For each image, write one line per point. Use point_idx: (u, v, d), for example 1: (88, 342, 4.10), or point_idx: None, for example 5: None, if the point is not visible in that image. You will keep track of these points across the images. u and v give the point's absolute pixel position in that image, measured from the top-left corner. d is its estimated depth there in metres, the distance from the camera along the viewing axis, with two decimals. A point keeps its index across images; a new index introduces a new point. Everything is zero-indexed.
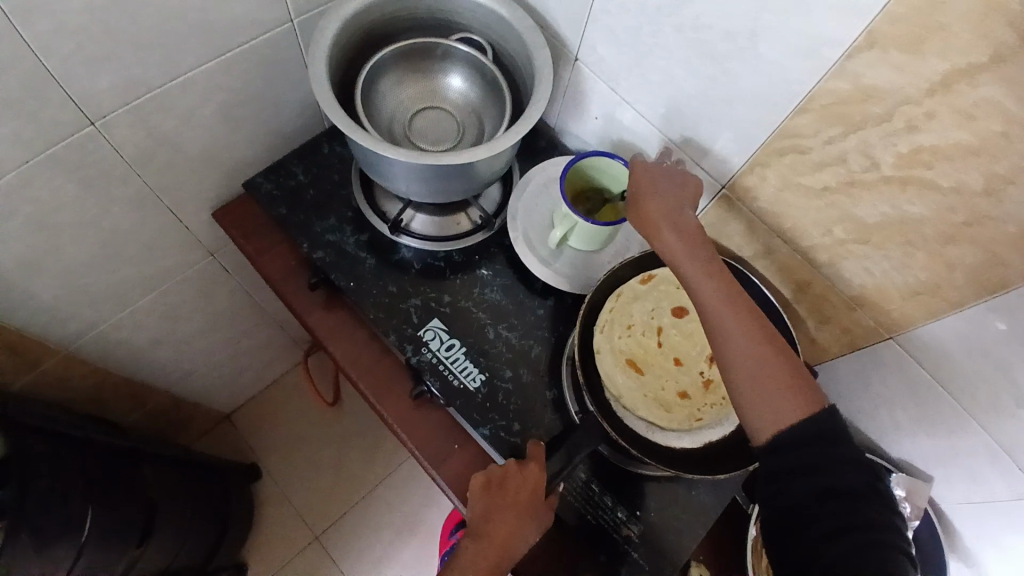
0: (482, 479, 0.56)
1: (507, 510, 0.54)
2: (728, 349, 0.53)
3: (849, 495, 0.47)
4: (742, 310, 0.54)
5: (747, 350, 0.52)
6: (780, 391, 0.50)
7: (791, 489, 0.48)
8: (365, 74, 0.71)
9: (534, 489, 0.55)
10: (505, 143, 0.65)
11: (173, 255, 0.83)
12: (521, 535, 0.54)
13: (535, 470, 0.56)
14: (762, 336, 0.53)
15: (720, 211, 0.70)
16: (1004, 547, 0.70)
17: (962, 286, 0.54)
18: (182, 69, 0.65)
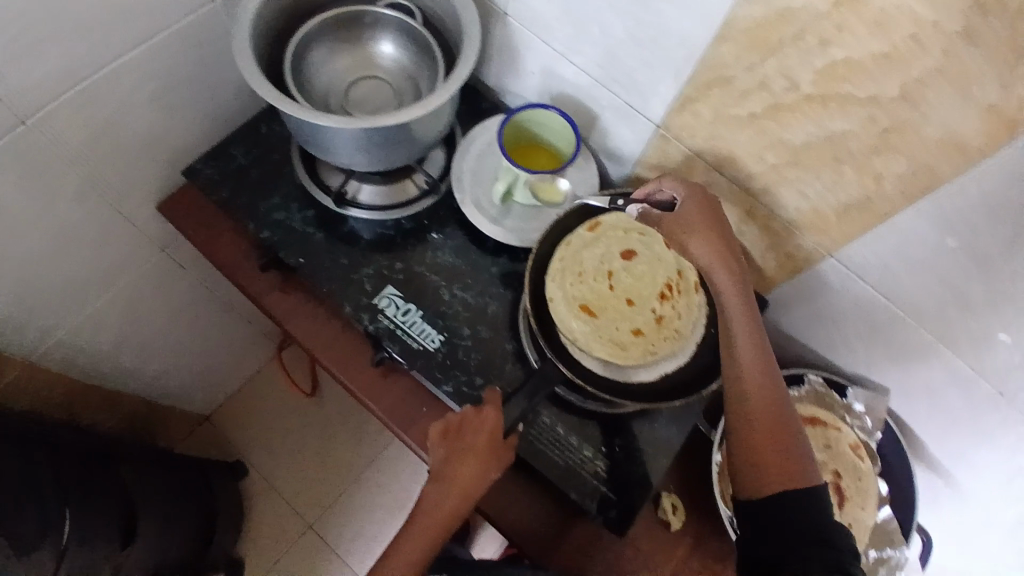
0: (441, 427, 0.59)
1: (467, 454, 0.57)
2: (747, 413, 0.57)
3: (834, 547, 0.49)
4: (768, 380, 0.58)
5: (766, 420, 0.56)
6: (778, 467, 0.54)
7: (777, 531, 0.51)
8: (295, 45, 0.69)
9: (491, 433, 0.57)
10: (437, 99, 0.63)
11: (123, 251, 0.83)
12: (482, 477, 0.57)
13: (491, 414, 0.58)
14: (780, 412, 0.56)
15: (659, 151, 0.70)
16: (966, 452, 0.72)
17: (892, 197, 0.55)
18: (103, 59, 0.63)
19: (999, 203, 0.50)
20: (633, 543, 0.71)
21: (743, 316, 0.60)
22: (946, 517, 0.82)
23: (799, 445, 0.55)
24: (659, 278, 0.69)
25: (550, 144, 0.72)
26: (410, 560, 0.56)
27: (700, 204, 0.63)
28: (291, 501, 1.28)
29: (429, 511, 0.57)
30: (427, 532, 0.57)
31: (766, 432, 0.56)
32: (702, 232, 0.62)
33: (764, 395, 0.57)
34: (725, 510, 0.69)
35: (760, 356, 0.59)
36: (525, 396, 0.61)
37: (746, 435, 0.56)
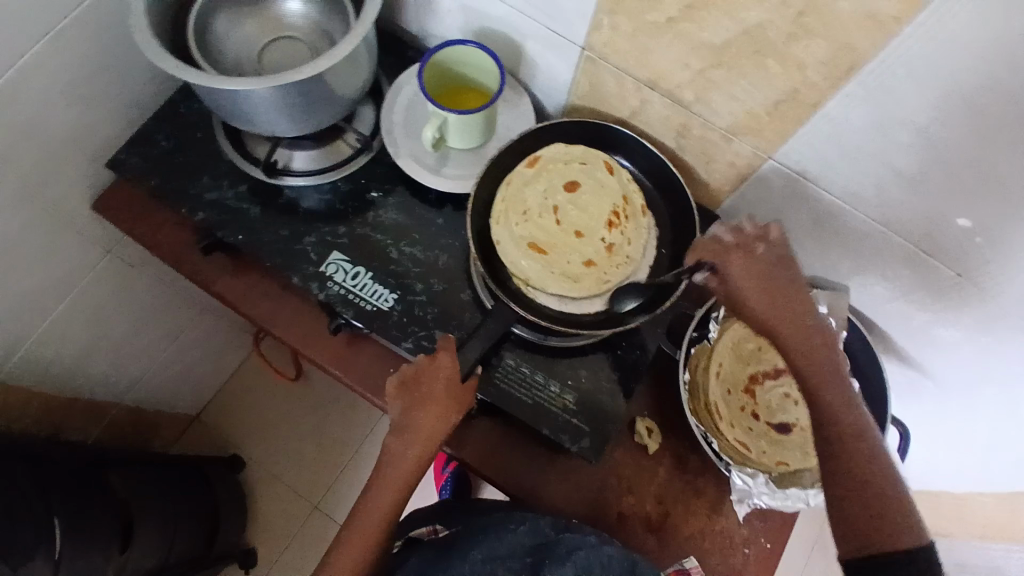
0: (396, 380, 0.60)
1: (427, 403, 0.58)
2: (850, 485, 0.52)
3: None
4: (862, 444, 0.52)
5: (868, 490, 0.51)
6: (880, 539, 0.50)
7: None
8: (196, 16, 0.67)
9: (449, 379, 0.59)
10: (344, 49, 0.61)
11: (67, 258, 0.80)
12: (444, 422, 0.59)
13: (447, 361, 0.59)
14: (879, 475, 0.51)
15: (588, 75, 0.68)
16: (939, 340, 0.71)
17: (819, 83, 0.54)
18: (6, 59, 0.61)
19: (924, 69, 0.48)
20: (614, 471, 0.72)
21: (824, 381, 0.53)
22: (921, 405, 0.82)
23: (907, 513, 0.50)
24: (605, 206, 0.68)
25: (475, 82, 0.70)
26: (383, 511, 0.58)
27: (758, 264, 0.55)
28: (294, 485, 1.30)
29: (395, 462, 0.58)
30: (396, 481, 0.58)
31: (868, 514, 0.51)
32: (764, 299, 0.54)
33: (864, 476, 0.51)
34: (698, 426, 0.71)
35: (855, 427, 0.52)
36: (480, 337, 0.61)
37: (842, 515, 0.52)
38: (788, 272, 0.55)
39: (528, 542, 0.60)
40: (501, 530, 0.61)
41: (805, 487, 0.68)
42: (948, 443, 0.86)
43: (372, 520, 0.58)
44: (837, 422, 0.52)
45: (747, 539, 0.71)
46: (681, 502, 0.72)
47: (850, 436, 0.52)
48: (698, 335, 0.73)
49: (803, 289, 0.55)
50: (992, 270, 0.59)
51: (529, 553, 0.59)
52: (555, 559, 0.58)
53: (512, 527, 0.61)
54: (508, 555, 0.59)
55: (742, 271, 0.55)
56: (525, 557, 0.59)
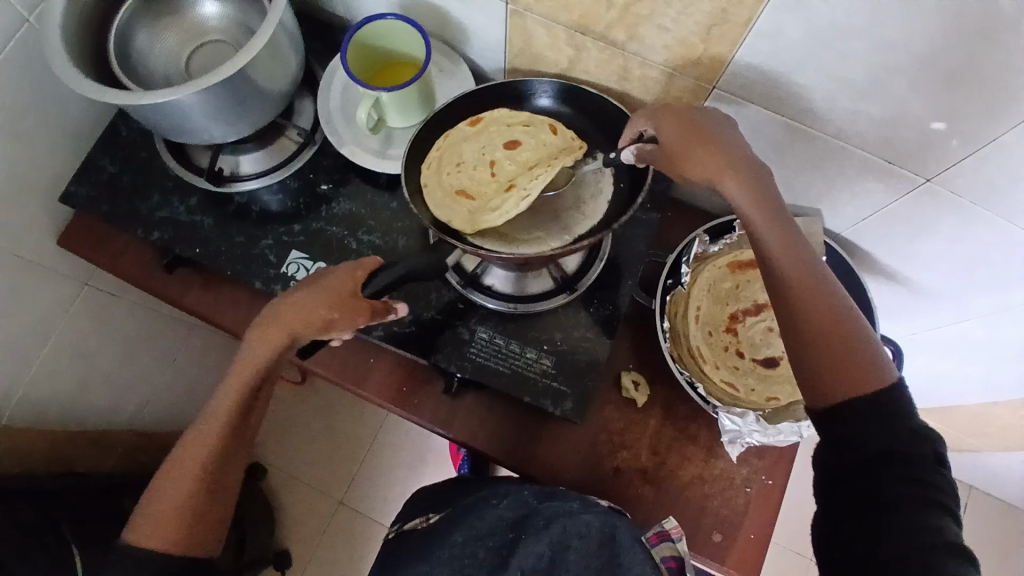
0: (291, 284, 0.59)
1: (308, 293, 0.55)
2: (804, 315, 0.49)
3: (915, 458, 0.44)
4: (813, 275, 0.50)
5: (825, 319, 0.48)
6: (843, 371, 0.47)
7: (858, 447, 0.46)
8: (115, 34, 0.66)
9: (335, 279, 0.56)
10: (261, 40, 0.60)
11: (43, 298, 0.81)
12: (307, 312, 0.54)
13: (339, 268, 0.57)
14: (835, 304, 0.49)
15: (517, 30, 0.65)
16: (918, 253, 0.68)
17: (744, 0, 0.51)
18: None
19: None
20: (604, 427, 0.72)
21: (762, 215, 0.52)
22: (914, 321, 0.80)
23: (868, 348, 0.47)
24: (540, 162, 0.66)
25: (404, 55, 0.68)
26: (231, 395, 0.55)
27: (684, 122, 0.56)
28: (317, 484, 1.33)
29: (252, 349, 0.55)
30: (246, 365, 0.55)
31: (827, 350, 0.48)
32: (694, 145, 0.55)
33: (818, 310, 0.49)
34: (684, 371, 0.68)
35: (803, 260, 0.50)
36: (406, 265, 0.58)
37: (803, 353, 0.49)
38: (716, 122, 0.56)
39: (511, 516, 0.59)
40: (482, 509, 0.61)
41: (799, 420, 0.64)
42: (948, 353, 0.84)
43: (220, 405, 0.55)
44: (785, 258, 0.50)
45: (747, 478, 0.70)
46: (676, 448, 0.71)
47: (796, 268, 0.50)
48: (671, 282, 0.71)
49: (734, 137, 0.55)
50: (960, 174, 0.56)
51: (512, 527, 0.59)
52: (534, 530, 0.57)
53: (494, 502, 0.61)
54: (488, 532, 0.59)
55: (672, 131, 0.56)
56: (508, 532, 0.58)
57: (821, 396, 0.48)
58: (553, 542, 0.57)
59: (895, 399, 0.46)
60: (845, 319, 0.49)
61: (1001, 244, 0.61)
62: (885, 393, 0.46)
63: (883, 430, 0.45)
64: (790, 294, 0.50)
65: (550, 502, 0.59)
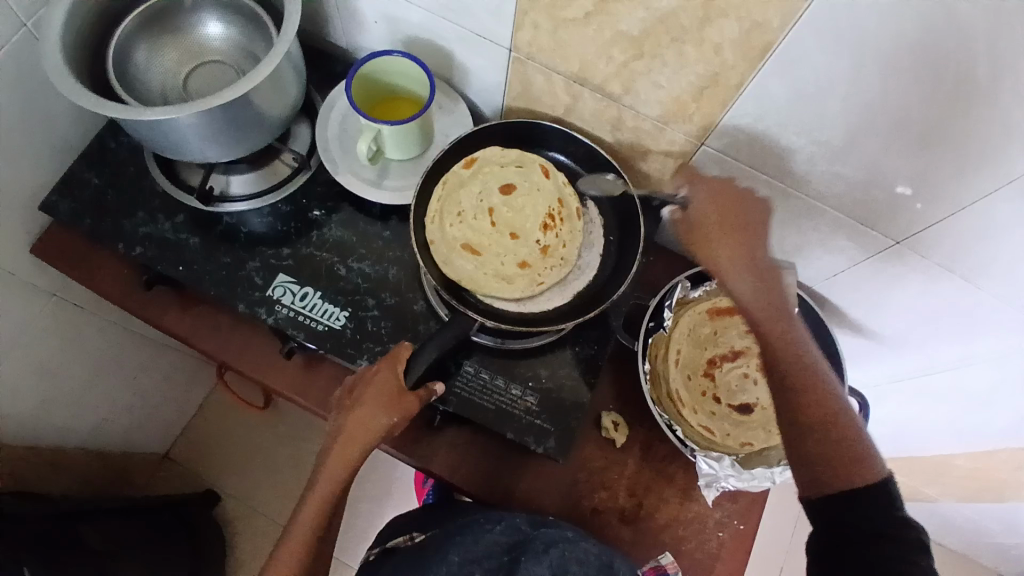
0: (346, 389, 0.61)
1: (368, 400, 0.58)
2: (795, 420, 0.51)
3: (901, 543, 0.47)
4: (811, 377, 0.51)
5: (815, 421, 0.51)
6: (831, 470, 0.50)
7: (845, 530, 0.49)
8: (114, 47, 0.66)
9: (389, 382, 0.58)
10: (266, 68, 0.61)
11: (10, 309, 0.77)
12: (373, 421, 0.57)
13: (386, 367, 0.59)
14: (827, 404, 0.51)
15: (517, 75, 0.68)
16: (887, 308, 0.72)
17: (737, 65, 0.54)
18: None
19: (829, 29, 0.48)
20: (584, 465, 0.72)
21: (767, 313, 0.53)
22: (879, 370, 0.84)
23: (857, 445, 0.50)
24: (539, 210, 0.69)
25: (406, 90, 0.70)
26: (313, 512, 0.57)
27: (706, 201, 0.57)
28: (276, 516, 1.27)
29: (328, 466, 0.58)
30: (325, 480, 0.57)
31: (825, 444, 0.50)
32: (710, 230, 0.56)
33: (819, 406, 0.51)
34: (662, 414, 0.70)
35: (802, 359, 0.52)
36: (436, 344, 0.60)
37: (796, 452, 0.52)
38: (737, 203, 0.56)
39: (505, 541, 0.61)
40: (477, 532, 0.62)
41: (771, 466, 0.67)
42: (910, 402, 0.88)
43: (302, 530, 0.56)
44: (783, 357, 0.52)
45: (720, 522, 0.71)
46: (653, 490, 0.72)
47: (798, 372, 0.51)
48: (653, 325, 0.73)
49: (751, 221, 0.56)
50: (929, 235, 0.60)
51: (507, 551, 0.60)
52: (533, 555, 0.59)
53: (488, 526, 0.62)
54: (484, 555, 0.60)
55: (695, 207, 0.57)
56: (503, 556, 0.60)
57: (810, 489, 0.52)
58: (553, 565, 0.58)
59: (883, 494, 0.49)
60: (838, 415, 0.51)
61: (964, 301, 0.65)
62: (873, 493, 0.49)
63: (872, 518, 0.48)
64: (794, 386, 0.51)
65: (543, 529, 0.62)
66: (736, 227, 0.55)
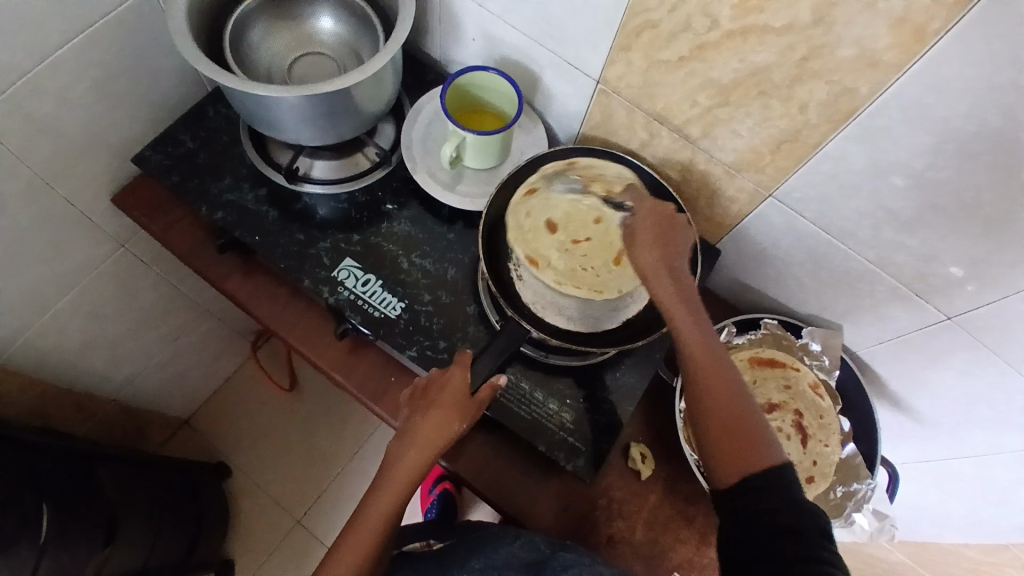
0: (413, 392, 0.63)
1: (440, 407, 0.60)
2: (702, 404, 0.55)
3: (801, 533, 0.47)
4: (721, 362, 0.56)
5: (719, 406, 0.54)
6: (734, 444, 0.52)
7: (748, 518, 0.50)
8: (237, 19, 0.70)
9: (459, 389, 0.61)
10: (375, 65, 0.64)
11: (80, 248, 0.81)
12: (446, 428, 0.59)
13: (458, 373, 0.61)
14: (728, 383, 0.55)
15: (600, 105, 0.71)
16: (930, 386, 0.72)
17: (820, 125, 0.57)
18: (49, 52, 0.62)
19: (913, 106, 0.50)
20: (606, 492, 0.72)
21: (684, 310, 0.58)
22: (908, 448, 0.83)
23: (759, 427, 0.53)
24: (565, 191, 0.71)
25: (494, 106, 0.75)
26: (381, 514, 0.57)
27: (649, 220, 0.65)
28: (279, 498, 1.28)
29: (398, 467, 0.58)
30: (398, 481, 0.58)
31: (716, 433, 0.53)
32: (647, 246, 0.63)
33: (718, 384, 0.55)
34: (691, 452, 0.71)
35: (709, 347, 0.56)
36: (493, 353, 0.63)
37: (704, 435, 0.54)
38: (671, 232, 0.64)
39: (526, 556, 0.63)
40: (498, 544, 0.66)
41: None
42: (935, 486, 0.86)
43: (367, 531, 0.56)
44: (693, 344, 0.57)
45: None
46: (670, 528, 0.72)
47: (705, 358, 0.56)
48: None
49: (681, 244, 0.64)
50: (982, 316, 0.61)
51: (525, 567, 0.62)
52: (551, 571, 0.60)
53: (507, 541, 0.65)
54: (503, 565, 0.63)
55: (644, 228, 0.64)
56: (521, 571, 0.62)
57: (718, 470, 0.53)
58: None
59: (782, 473, 0.50)
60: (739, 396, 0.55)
61: (1009, 389, 0.65)
62: (770, 469, 0.51)
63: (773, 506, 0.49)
64: (696, 367, 0.56)
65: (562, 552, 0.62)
66: (670, 245, 0.63)
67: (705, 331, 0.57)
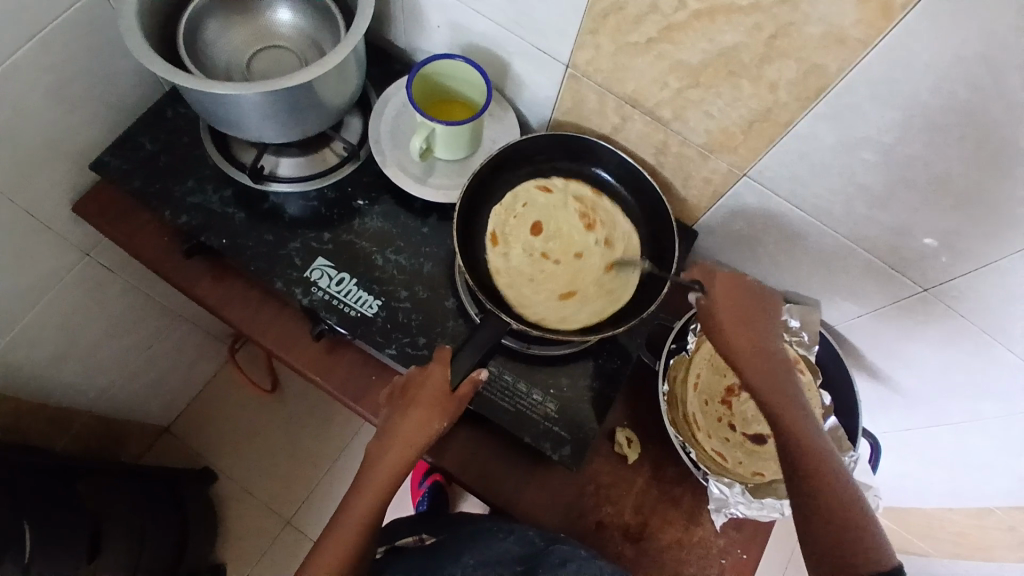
0: (393, 389, 0.62)
1: (420, 406, 0.59)
2: (809, 504, 0.53)
3: None
4: (824, 456, 0.54)
5: (829, 506, 0.52)
6: (847, 548, 0.50)
7: None
8: (189, 14, 0.67)
9: (439, 386, 0.60)
10: (336, 57, 0.62)
11: (42, 260, 0.78)
12: (427, 426, 0.58)
13: (437, 370, 0.60)
14: (835, 480, 0.53)
15: (571, 91, 0.70)
16: (906, 356, 0.73)
17: (790, 104, 0.56)
18: None
19: (881, 82, 0.50)
20: (593, 479, 0.73)
21: (783, 401, 0.56)
22: (887, 418, 0.85)
23: (870, 526, 0.51)
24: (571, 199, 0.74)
25: (462, 95, 0.73)
26: (364, 512, 0.57)
27: (732, 289, 0.61)
28: (268, 500, 1.27)
29: (380, 467, 0.58)
30: (380, 480, 0.58)
31: (835, 540, 0.51)
32: (734, 323, 0.59)
33: (825, 480, 0.53)
34: (676, 434, 0.71)
35: (809, 439, 0.55)
36: (474, 346, 0.61)
37: (813, 534, 0.52)
38: (759, 304, 0.61)
39: (518, 550, 0.64)
40: (491, 538, 0.66)
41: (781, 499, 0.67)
42: (914, 453, 0.88)
43: (349, 531, 0.56)
44: (794, 437, 0.55)
45: (723, 550, 0.72)
46: (659, 512, 0.72)
47: (810, 452, 0.54)
48: (675, 346, 0.74)
49: (768, 318, 0.61)
50: (954, 286, 0.61)
51: (521, 561, 0.62)
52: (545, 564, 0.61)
53: (501, 536, 0.65)
54: (499, 562, 0.63)
55: (727, 300, 0.60)
56: (516, 565, 0.62)
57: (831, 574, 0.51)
58: None
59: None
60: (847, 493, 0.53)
61: (981, 357, 0.66)
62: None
63: None
64: (800, 461, 0.54)
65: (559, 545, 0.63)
66: (757, 319, 0.60)
67: (803, 422, 0.56)
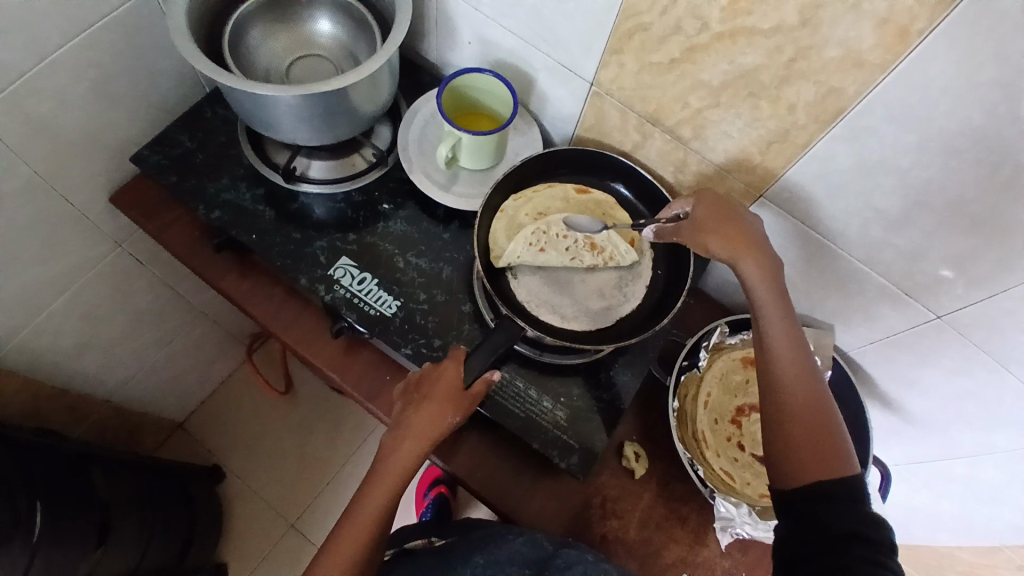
0: (407, 385, 0.64)
1: (433, 400, 0.60)
2: (783, 414, 0.54)
3: (873, 543, 0.47)
4: (804, 372, 0.56)
5: (801, 415, 0.54)
6: (813, 454, 0.52)
7: (817, 525, 0.49)
8: (235, 20, 0.71)
9: (452, 383, 0.61)
10: (372, 66, 0.65)
11: (76, 247, 0.82)
12: (440, 421, 0.59)
13: (451, 368, 0.62)
14: (811, 393, 0.55)
15: (593, 107, 0.72)
16: (922, 384, 0.72)
17: (807, 125, 0.58)
18: (48, 52, 0.63)
19: (899, 105, 0.51)
20: (601, 491, 0.73)
21: (773, 313, 0.58)
22: (901, 448, 0.84)
23: (837, 439, 0.53)
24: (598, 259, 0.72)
25: (489, 107, 0.76)
26: (378, 502, 0.57)
27: (714, 207, 0.62)
28: (273, 501, 1.28)
29: (392, 460, 0.59)
30: (392, 474, 0.58)
31: (797, 438, 0.53)
32: (719, 235, 0.60)
33: (799, 394, 0.55)
34: (685, 451, 0.71)
35: (793, 356, 0.56)
36: (487, 348, 0.62)
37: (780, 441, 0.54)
38: (740, 218, 0.61)
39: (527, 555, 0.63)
40: (502, 539, 0.65)
41: None
42: (927, 486, 0.87)
43: (361, 523, 0.57)
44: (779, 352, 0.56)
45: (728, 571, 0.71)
46: (664, 528, 0.72)
47: (793, 366, 0.56)
48: (686, 363, 0.74)
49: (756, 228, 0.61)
50: (969, 313, 0.61)
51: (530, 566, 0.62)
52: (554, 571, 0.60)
53: (509, 538, 0.65)
54: (507, 562, 0.63)
55: (708, 214, 0.62)
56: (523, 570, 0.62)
57: (790, 477, 0.53)
58: None
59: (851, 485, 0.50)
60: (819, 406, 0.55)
61: (997, 387, 0.66)
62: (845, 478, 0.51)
63: (847, 515, 0.49)
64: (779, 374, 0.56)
65: (567, 549, 0.62)
66: (698, 243, 0.61)
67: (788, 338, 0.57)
